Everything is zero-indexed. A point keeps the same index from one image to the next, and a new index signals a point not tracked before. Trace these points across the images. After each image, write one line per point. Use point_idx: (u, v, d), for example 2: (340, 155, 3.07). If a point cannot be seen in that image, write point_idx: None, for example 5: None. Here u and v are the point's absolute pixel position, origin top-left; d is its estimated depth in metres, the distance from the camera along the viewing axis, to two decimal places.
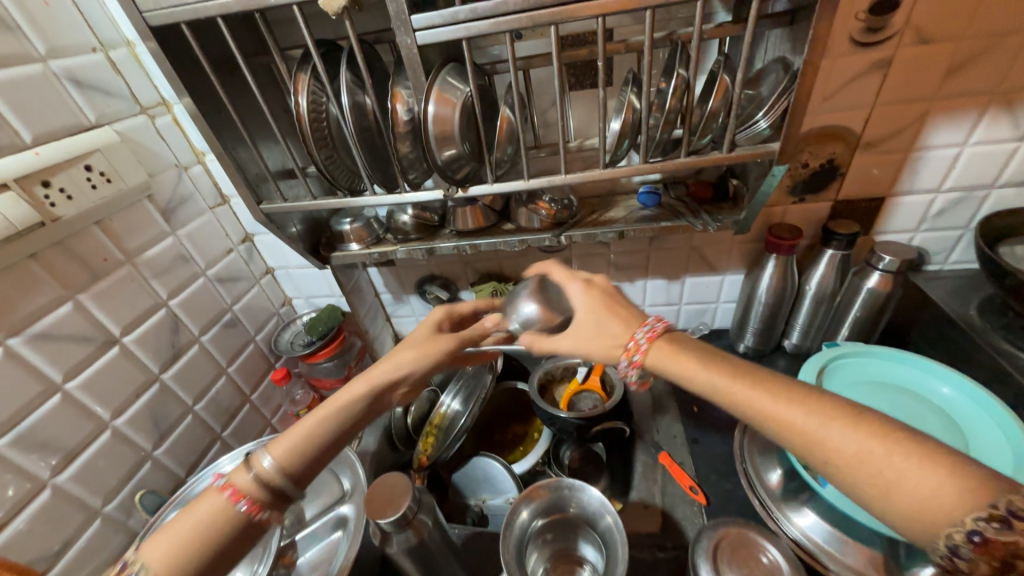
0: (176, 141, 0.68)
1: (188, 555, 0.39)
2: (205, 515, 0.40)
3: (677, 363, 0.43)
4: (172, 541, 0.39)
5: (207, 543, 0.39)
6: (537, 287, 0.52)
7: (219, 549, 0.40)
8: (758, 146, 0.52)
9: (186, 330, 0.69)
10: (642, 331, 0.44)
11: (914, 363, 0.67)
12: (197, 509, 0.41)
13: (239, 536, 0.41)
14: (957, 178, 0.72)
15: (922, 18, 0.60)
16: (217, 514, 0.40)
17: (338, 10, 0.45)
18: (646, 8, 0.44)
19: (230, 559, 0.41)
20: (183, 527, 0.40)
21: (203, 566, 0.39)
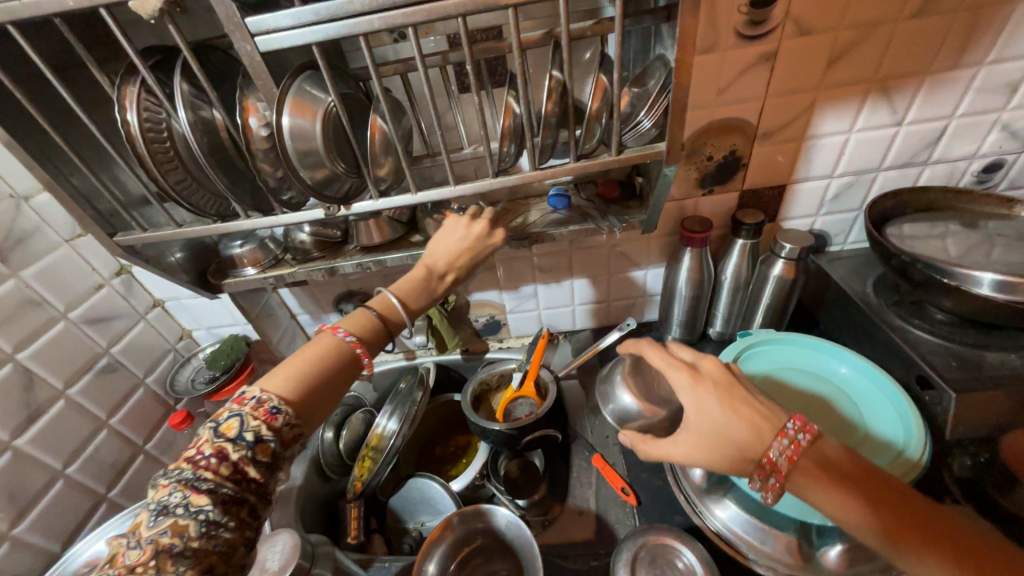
0: (10, 168, 0.58)
1: (311, 375, 0.48)
2: (315, 355, 0.49)
3: (826, 492, 0.42)
4: (294, 380, 0.47)
5: (328, 365, 0.49)
6: (632, 381, 0.64)
7: (333, 381, 0.49)
8: (646, 146, 0.50)
9: (44, 386, 0.61)
10: (781, 450, 0.43)
11: (816, 346, 0.69)
12: (305, 350, 0.49)
13: (345, 372, 0.51)
14: (848, 163, 0.75)
15: (799, 10, 0.61)
16: (335, 351, 0.50)
17: (155, 14, 0.39)
18: (507, 7, 0.41)
19: (334, 394, 0.50)
20: (297, 364, 0.48)
21: (325, 384, 0.49)
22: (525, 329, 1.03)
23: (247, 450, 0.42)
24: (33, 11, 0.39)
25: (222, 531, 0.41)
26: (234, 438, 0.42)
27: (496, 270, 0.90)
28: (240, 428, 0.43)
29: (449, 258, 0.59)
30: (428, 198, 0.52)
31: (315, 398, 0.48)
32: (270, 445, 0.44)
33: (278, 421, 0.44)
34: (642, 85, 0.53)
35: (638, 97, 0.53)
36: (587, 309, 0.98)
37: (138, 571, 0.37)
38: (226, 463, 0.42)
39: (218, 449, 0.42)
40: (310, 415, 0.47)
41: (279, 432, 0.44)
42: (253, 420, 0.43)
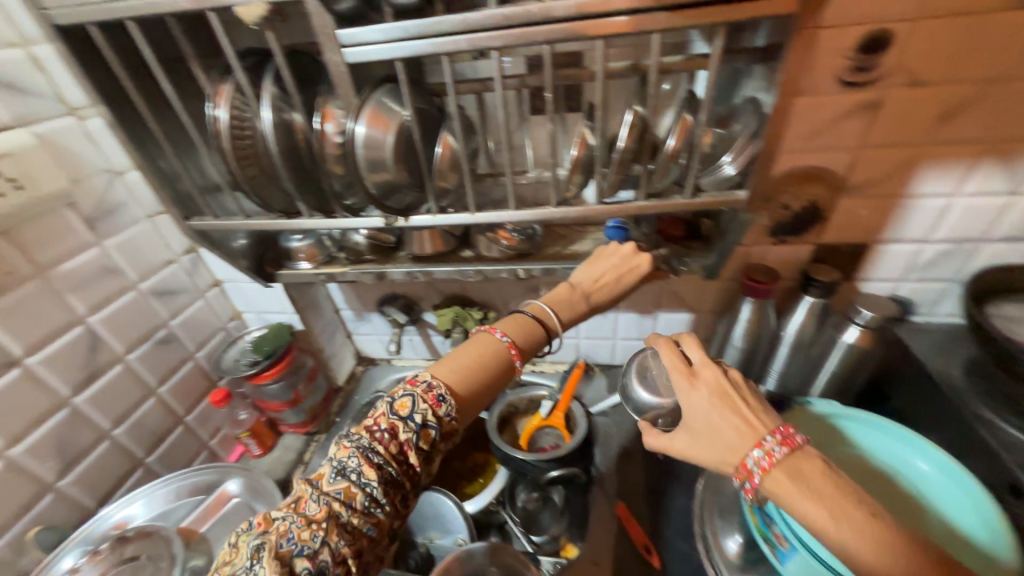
0: (110, 146, 0.63)
1: (471, 374, 0.48)
2: (480, 353, 0.50)
3: (802, 503, 0.40)
4: (460, 372, 0.48)
5: (487, 365, 0.50)
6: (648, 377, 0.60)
7: (492, 381, 0.50)
8: (724, 194, 0.47)
9: (107, 349, 0.64)
10: (757, 455, 0.42)
11: (890, 431, 0.60)
12: (468, 347, 0.51)
13: (501, 376, 0.51)
14: (947, 229, 0.68)
15: (912, 60, 0.55)
16: (496, 353, 0.51)
17: (256, 20, 0.41)
18: (597, 37, 0.40)
19: (488, 396, 0.50)
20: (466, 359, 0.49)
21: (481, 384, 0.49)
22: (560, 356, 1.00)
23: (415, 432, 0.43)
24: (151, 8, 0.41)
25: (378, 511, 0.42)
26: (406, 417, 0.44)
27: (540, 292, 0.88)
28: (412, 409, 0.44)
29: (595, 281, 0.58)
30: (485, 219, 0.51)
31: (477, 395, 0.48)
32: (432, 432, 0.44)
33: (443, 409, 0.45)
34: (726, 126, 0.50)
35: (720, 138, 0.50)
36: (628, 345, 0.94)
37: (313, 528, 0.39)
38: (394, 442, 0.43)
39: (391, 425, 0.43)
40: (467, 409, 0.48)
41: (441, 420, 0.45)
42: (424, 404, 0.44)
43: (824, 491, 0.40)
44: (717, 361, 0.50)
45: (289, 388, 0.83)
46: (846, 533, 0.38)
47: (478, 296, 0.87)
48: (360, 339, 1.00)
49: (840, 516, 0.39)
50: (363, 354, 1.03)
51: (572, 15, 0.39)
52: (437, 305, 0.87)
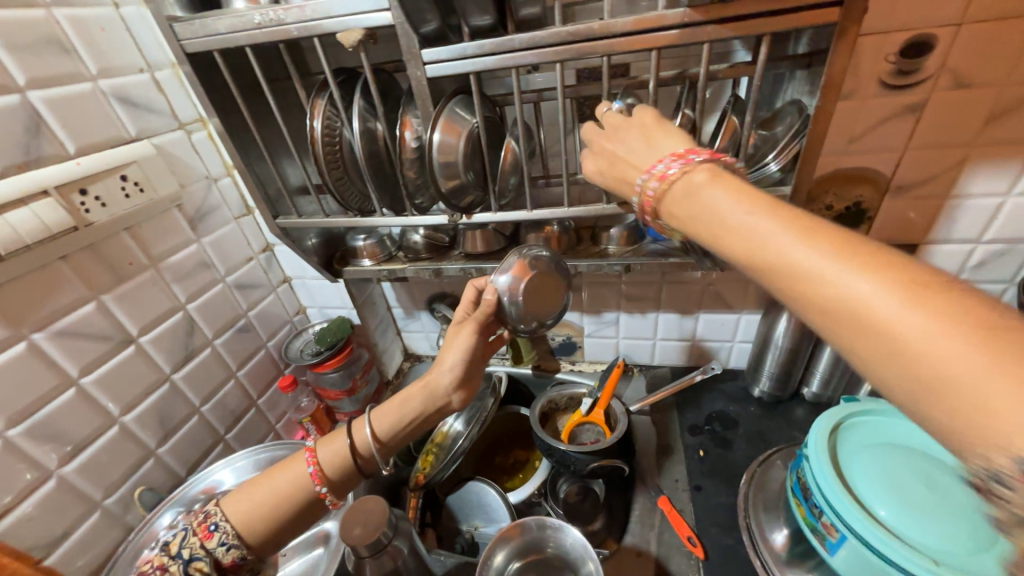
0: (209, 155, 0.73)
1: (253, 513, 0.50)
2: (285, 486, 0.52)
3: (698, 206, 0.35)
4: (249, 505, 0.51)
5: (277, 502, 0.51)
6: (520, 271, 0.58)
7: (286, 520, 0.51)
8: (769, 189, 0.50)
9: (200, 333, 0.73)
10: (660, 167, 0.38)
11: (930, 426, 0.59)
12: (272, 477, 0.53)
13: (306, 511, 0.53)
14: (1000, 229, 0.67)
15: (957, 62, 0.57)
16: (297, 483, 0.52)
17: (354, 44, 0.48)
18: (653, 49, 0.44)
19: (297, 525, 0.52)
20: (268, 484, 0.52)
21: (265, 520, 0.51)
22: (600, 356, 1.02)
23: (183, 564, 0.48)
24: (268, 37, 0.49)
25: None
26: (173, 554, 0.48)
27: (581, 292, 0.92)
28: (181, 545, 0.49)
29: (394, 431, 0.54)
30: (542, 216, 0.56)
31: (272, 529, 0.51)
32: (204, 564, 0.48)
33: (211, 540, 0.49)
34: (769, 128, 0.53)
35: (763, 139, 0.53)
36: (667, 345, 0.96)
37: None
38: (165, 575, 0.47)
39: (162, 562, 0.48)
40: (262, 545, 0.51)
41: (213, 552, 0.49)
42: (194, 537, 0.49)
43: (777, 220, 0.31)
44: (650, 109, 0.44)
45: (347, 377, 0.89)
46: (785, 243, 0.30)
47: None
48: (409, 336, 1.06)
49: (757, 214, 0.32)
50: (412, 351, 1.09)
51: (629, 30, 0.43)
52: None
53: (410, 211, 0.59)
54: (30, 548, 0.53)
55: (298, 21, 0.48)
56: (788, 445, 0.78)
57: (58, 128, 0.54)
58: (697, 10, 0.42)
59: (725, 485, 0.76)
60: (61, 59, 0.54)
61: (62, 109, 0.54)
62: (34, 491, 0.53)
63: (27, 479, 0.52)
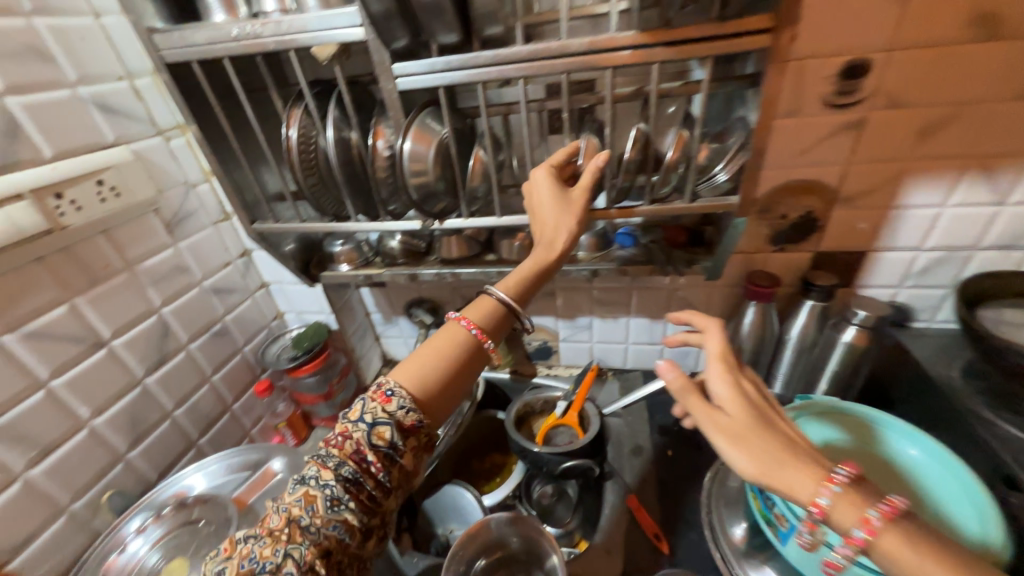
0: (187, 161, 0.75)
1: (426, 375, 0.47)
2: (441, 344, 0.49)
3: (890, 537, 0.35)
4: (417, 368, 0.47)
5: (447, 362, 0.48)
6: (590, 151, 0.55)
7: (458, 375, 0.49)
8: (719, 198, 0.54)
9: (174, 337, 0.73)
10: (829, 489, 0.37)
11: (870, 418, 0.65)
12: (432, 342, 0.50)
13: (470, 364, 0.50)
14: (937, 237, 0.72)
15: (890, 85, 0.62)
16: (460, 342, 0.49)
17: (328, 58, 0.51)
18: (608, 68, 0.48)
19: (461, 382, 0.49)
20: (424, 354, 0.48)
21: (441, 382, 0.48)
22: (575, 360, 1.04)
23: (366, 431, 0.44)
24: (244, 49, 0.52)
25: (344, 510, 0.42)
26: (354, 422, 0.44)
27: (556, 298, 0.94)
28: (361, 411, 0.45)
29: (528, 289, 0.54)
30: (510, 221, 0.59)
31: (442, 388, 0.48)
32: (388, 429, 0.44)
33: (392, 405, 0.45)
34: (721, 141, 0.57)
35: (715, 152, 0.57)
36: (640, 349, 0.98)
37: (277, 542, 0.40)
38: (349, 441, 0.44)
39: (344, 430, 0.44)
40: (440, 402, 0.48)
41: (394, 417, 0.44)
42: (373, 402, 0.45)
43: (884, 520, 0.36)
44: (732, 381, 0.47)
45: (324, 382, 0.90)
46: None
47: None
48: (388, 342, 1.07)
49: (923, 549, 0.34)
50: (390, 356, 1.10)
51: (585, 49, 0.47)
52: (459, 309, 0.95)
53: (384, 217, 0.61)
54: None
55: (274, 35, 0.50)
56: None
57: (35, 133, 0.55)
58: (646, 33, 0.45)
59: (691, 482, 0.78)
60: (41, 67, 0.56)
61: (39, 114, 0.55)
62: None
63: None
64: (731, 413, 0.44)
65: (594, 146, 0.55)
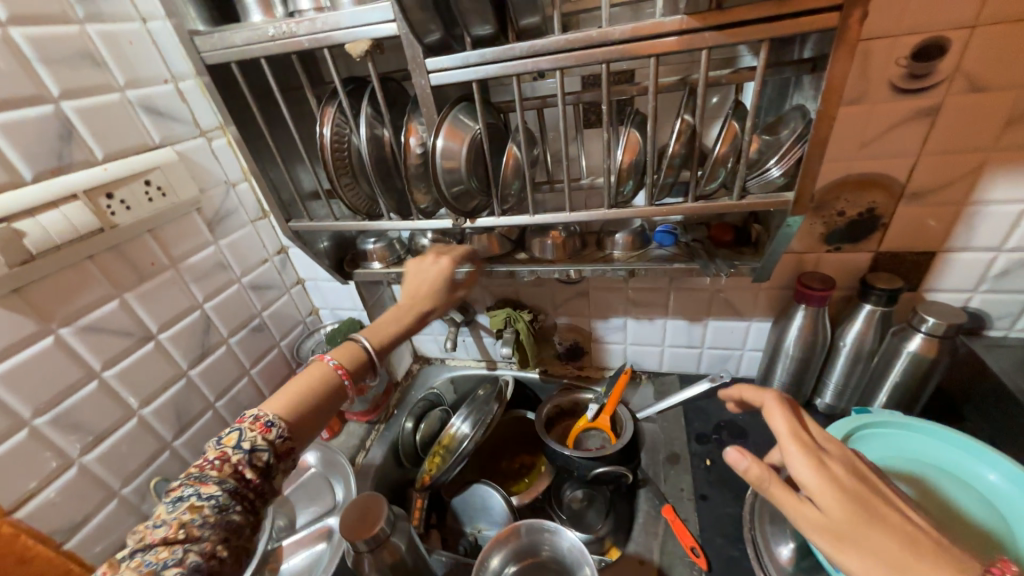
0: (227, 160, 0.77)
1: (297, 408, 0.49)
2: (305, 380, 0.51)
3: None
4: (288, 401, 0.49)
5: (314, 397, 0.50)
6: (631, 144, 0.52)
7: (320, 408, 0.51)
8: (771, 195, 0.50)
9: (216, 331, 0.75)
10: None
11: (934, 435, 0.59)
12: (297, 378, 0.51)
13: (334, 398, 0.52)
14: (1023, 236, 0.65)
15: (972, 66, 0.55)
16: (326, 379, 0.52)
17: (361, 54, 0.50)
18: (652, 56, 0.45)
19: (324, 414, 0.51)
20: (290, 390, 0.50)
21: (310, 413, 0.50)
22: (607, 362, 1.00)
23: (243, 455, 0.44)
24: (280, 49, 0.52)
25: (232, 513, 0.43)
26: (232, 446, 0.44)
27: (588, 298, 0.91)
28: (237, 439, 0.45)
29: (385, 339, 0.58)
30: (543, 220, 0.56)
31: (312, 416, 0.50)
32: (265, 454, 0.45)
33: (271, 432, 0.46)
34: (774, 133, 0.53)
35: (767, 145, 0.53)
36: (676, 353, 0.94)
37: (170, 547, 0.39)
38: (228, 462, 0.44)
39: (221, 453, 0.44)
40: (303, 433, 0.49)
41: (271, 443, 0.46)
42: (249, 431, 0.46)
43: None
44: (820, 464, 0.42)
45: None
46: None
47: (528, 299, 0.95)
48: (418, 338, 1.08)
49: None
50: (421, 352, 1.11)
51: (628, 37, 0.44)
52: (490, 307, 0.95)
53: (415, 215, 0.61)
54: (52, 532, 0.56)
55: (309, 33, 0.50)
56: None
57: (89, 136, 0.57)
58: (694, 16, 0.42)
59: (732, 494, 0.74)
60: (93, 72, 0.58)
61: (92, 118, 0.58)
62: (57, 478, 0.56)
63: (50, 467, 0.55)
64: (824, 508, 0.40)
65: (635, 141, 0.52)
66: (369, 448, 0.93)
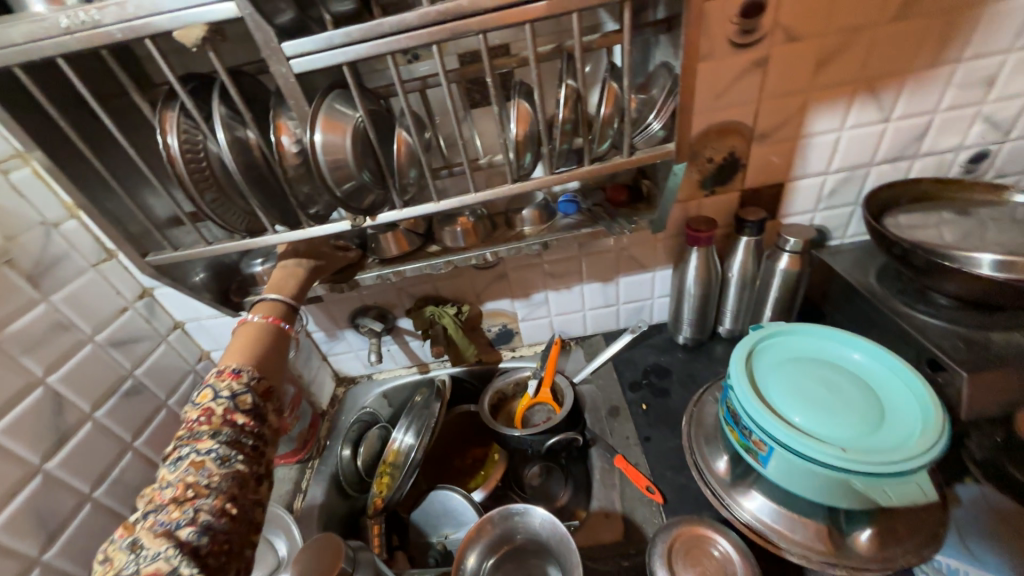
0: (39, 196, 0.61)
1: (248, 356, 0.54)
2: (243, 338, 0.55)
3: None
4: (238, 354, 0.53)
5: (258, 344, 0.55)
6: (521, 115, 0.52)
7: (271, 351, 0.56)
8: (656, 147, 0.53)
9: (73, 408, 0.61)
10: None
11: (814, 333, 0.70)
12: (235, 340, 0.55)
13: (280, 340, 0.58)
14: (842, 159, 0.79)
15: (786, 19, 0.65)
16: (261, 327, 0.57)
17: (196, 42, 0.42)
18: (526, 23, 0.44)
19: (281, 357, 0.57)
20: (239, 345, 0.55)
21: (262, 356, 0.54)
22: (537, 337, 1.02)
23: (227, 401, 0.49)
24: (83, 44, 0.42)
25: (236, 462, 0.46)
26: (212, 399, 0.48)
27: (507, 279, 0.91)
28: (214, 393, 0.49)
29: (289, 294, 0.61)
30: (450, 206, 0.54)
31: (269, 359, 0.55)
32: (248, 395, 0.50)
33: (243, 377, 0.51)
34: (647, 92, 0.57)
35: (643, 103, 0.57)
36: (597, 314, 0.99)
37: (182, 505, 0.42)
38: (214, 414, 0.47)
39: (204, 409, 0.48)
40: (268, 370, 0.54)
41: (248, 384, 0.51)
42: (221, 382, 0.50)
43: None
44: None
45: None
46: None
47: (448, 292, 0.92)
48: (337, 359, 0.99)
49: None
50: (343, 373, 1.03)
51: (499, 4, 0.43)
52: (409, 309, 0.91)
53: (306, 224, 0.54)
54: None
55: (119, 21, 0.41)
56: (714, 380, 0.86)
57: None
58: None
59: (670, 429, 0.81)
60: None
61: None
62: None
63: None
64: None
65: (525, 112, 0.52)
66: (308, 490, 0.84)
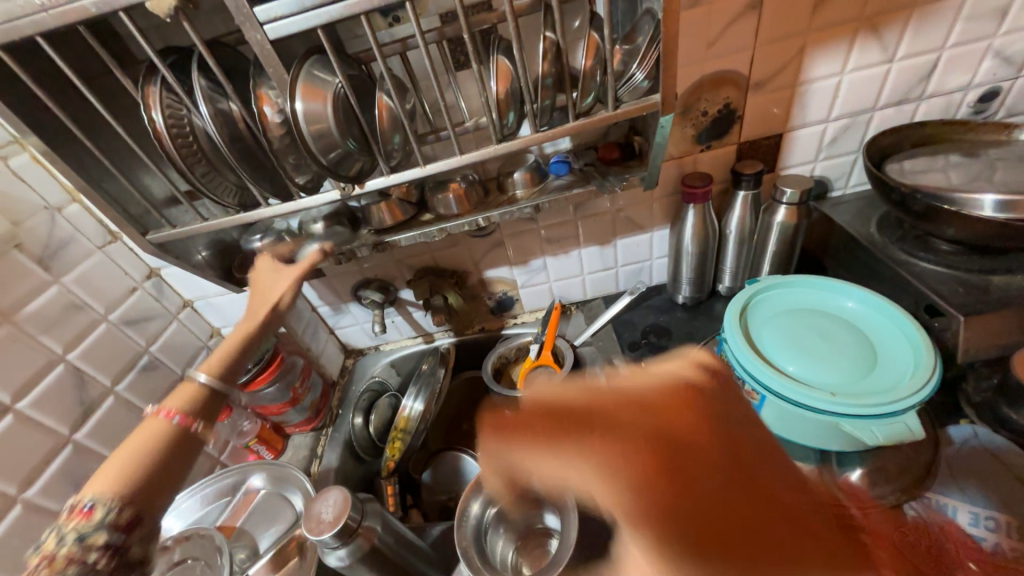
0: (41, 181, 0.63)
1: (126, 472, 0.45)
2: (141, 441, 0.47)
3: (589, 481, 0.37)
4: (113, 471, 0.45)
5: (146, 453, 0.47)
6: (503, 73, 0.51)
7: (160, 462, 0.47)
8: (642, 99, 0.53)
9: (95, 384, 0.65)
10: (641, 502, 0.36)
11: (807, 285, 0.70)
12: (125, 443, 0.48)
13: (177, 450, 0.48)
14: (843, 105, 0.76)
15: None
16: (157, 431, 0.48)
17: (170, 11, 0.42)
18: None
19: (168, 472, 0.47)
20: (117, 459, 0.46)
21: (145, 472, 0.46)
22: (538, 303, 1.03)
23: (72, 544, 0.41)
24: (59, 21, 0.42)
25: None
26: (57, 545, 0.41)
27: (505, 247, 0.91)
28: (63, 532, 0.42)
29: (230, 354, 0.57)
30: (437, 170, 0.54)
31: (148, 478, 0.46)
32: (101, 535, 0.42)
33: (98, 512, 0.42)
34: (631, 42, 0.55)
35: (628, 54, 0.56)
36: (596, 278, 0.99)
37: None
38: (58, 559, 0.41)
39: (47, 555, 0.41)
40: (147, 492, 0.45)
41: (105, 522, 0.42)
42: (74, 519, 0.42)
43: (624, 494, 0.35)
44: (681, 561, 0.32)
45: (286, 389, 0.84)
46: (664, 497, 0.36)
47: (447, 262, 0.93)
48: (343, 332, 1.02)
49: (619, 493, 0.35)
50: (350, 346, 1.05)
51: None
52: (410, 280, 0.92)
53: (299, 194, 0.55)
54: None
55: None
56: (712, 337, 0.86)
57: None
58: None
59: None
60: None
61: None
62: None
63: None
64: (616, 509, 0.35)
65: (505, 69, 0.52)
66: (323, 455, 0.88)
